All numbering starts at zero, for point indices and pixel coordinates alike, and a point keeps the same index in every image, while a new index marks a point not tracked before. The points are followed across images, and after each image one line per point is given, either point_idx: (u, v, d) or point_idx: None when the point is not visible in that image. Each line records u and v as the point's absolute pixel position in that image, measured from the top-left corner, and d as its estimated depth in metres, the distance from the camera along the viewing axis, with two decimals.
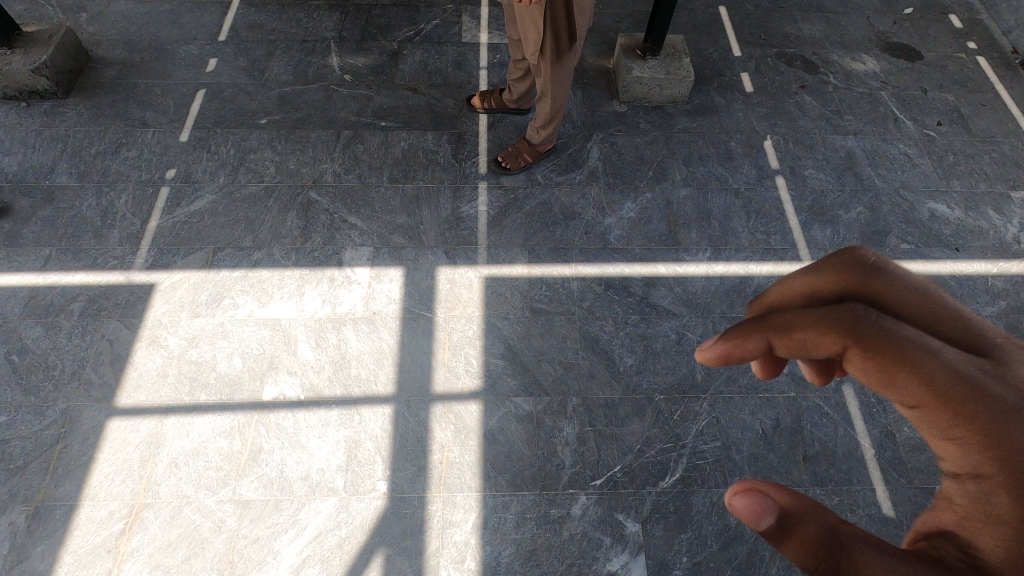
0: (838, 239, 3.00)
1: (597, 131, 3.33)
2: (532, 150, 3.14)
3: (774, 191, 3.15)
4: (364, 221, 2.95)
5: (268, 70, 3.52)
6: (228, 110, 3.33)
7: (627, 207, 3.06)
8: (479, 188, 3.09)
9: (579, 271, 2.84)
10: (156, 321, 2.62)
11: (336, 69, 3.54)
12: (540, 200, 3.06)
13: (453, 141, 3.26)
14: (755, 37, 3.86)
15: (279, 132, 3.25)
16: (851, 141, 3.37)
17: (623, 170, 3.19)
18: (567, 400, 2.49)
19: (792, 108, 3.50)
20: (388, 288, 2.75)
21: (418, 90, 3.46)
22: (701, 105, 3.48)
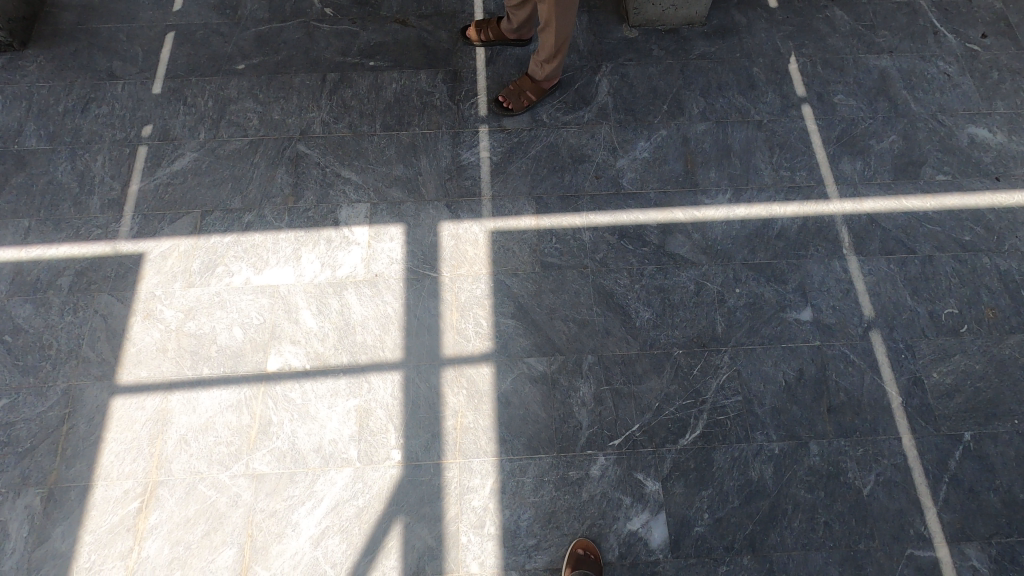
0: (869, 172, 2.79)
1: (606, 61, 3.04)
2: (535, 86, 2.87)
3: (800, 121, 2.90)
4: (359, 174, 2.75)
5: (241, 5, 3.18)
6: (201, 55, 3.04)
7: (640, 146, 2.83)
8: (480, 132, 2.86)
9: (590, 219, 2.66)
10: (150, 293, 2.50)
11: (316, 2, 3.20)
12: (546, 143, 2.83)
13: (449, 80, 2.99)
14: None
15: (259, 78, 2.98)
16: (886, 61, 3.06)
17: (636, 105, 2.92)
18: (582, 358, 2.40)
19: (821, 25, 3.16)
20: (389, 247, 2.60)
21: (407, 22, 3.14)
22: (719, 25, 3.14)
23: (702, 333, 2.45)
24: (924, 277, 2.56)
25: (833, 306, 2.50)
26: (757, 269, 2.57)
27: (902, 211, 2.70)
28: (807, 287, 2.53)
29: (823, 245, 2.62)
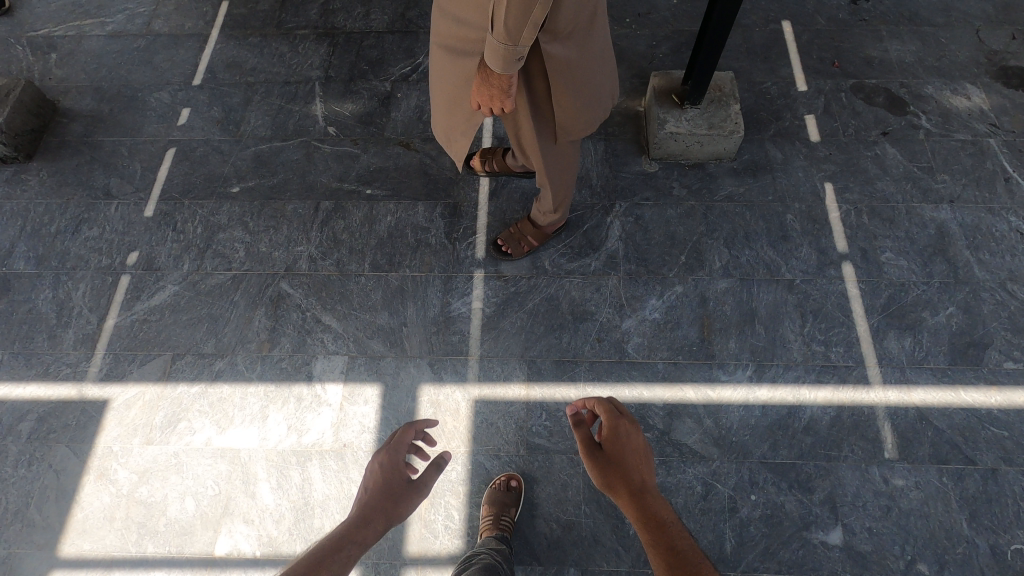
0: (919, 353, 2.40)
1: (620, 200, 2.78)
2: (537, 231, 2.62)
3: (839, 283, 2.54)
4: (340, 321, 2.55)
5: (245, 121, 3.09)
6: (198, 175, 2.94)
7: (651, 305, 2.53)
8: (475, 278, 2.62)
9: (587, 393, 2.37)
10: (106, 449, 2.34)
11: (320, 120, 3.07)
12: (545, 296, 2.57)
13: (448, 214, 2.78)
14: (828, 64, 3.11)
15: (252, 203, 2.85)
16: (945, 213, 2.68)
17: (650, 253, 2.64)
18: (563, 571, 2.08)
19: (869, 165, 2.81)
20: (362, 411, 2.37)
21: (411, 146, 2.97)
22: (751, 161, 2.84)
23: (707, 550, 2.09)
24: (986, 498, 2.12)
25: (868, 529, 2.09)
26: (778, 471, 2.20)
27: (959, 407, 2.28)
28: (838, 500, 2.14)
29: (860, 446, 2.22)
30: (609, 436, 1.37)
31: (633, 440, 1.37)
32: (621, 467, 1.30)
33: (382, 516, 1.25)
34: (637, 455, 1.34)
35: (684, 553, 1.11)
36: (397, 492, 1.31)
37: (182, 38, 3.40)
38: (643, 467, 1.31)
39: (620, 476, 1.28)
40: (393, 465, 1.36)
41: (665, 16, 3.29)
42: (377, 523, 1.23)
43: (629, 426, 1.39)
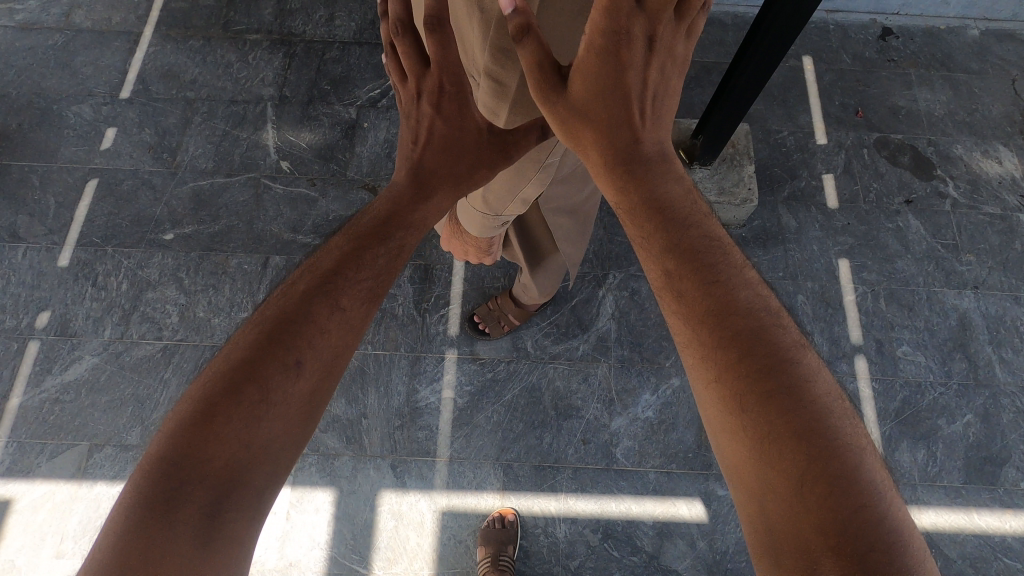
0: (931, 468, 2.19)
1: (614, 269, 2.46)
2: (519, 309, 2.28)
3: (850, 381, 2.30)
4: None
5: (182, 149, 2.63)
6: (124, 215, 2.50)
7: (643, 401, 2.26)
8: (447, 359, 2.31)
9: (569, 506, 2.12)
10: (8, 562, 2.00)
11: (271, 151, 2.63)
12: (526, 385, 2.27)
13: (418, 278, 2.42)
14: (851, 112, 2.77)
15: (188, 255, 2.44)
16: (968, 300, 2.43)
17: (644, 337, 2.35)
18: None
19: (889, 239, 2.53)
20: (313, 522, 2.07)
21: (378, 190, 2.57)
22: (761, 228, 2.53)
23: None
24: None
25: None
26: None
27: (971, 534, 2.10)
28: None
29: None
30: (583, 76, 0.86)
31: (641, 74, 0.88)
32: (612, 120, 0.90)
33: (445, 191, 1.08)
34: (636, 95, 0.89)
35: (700, 239, 0.89)
36: (473, 149, 1.08)
37: (109, 36, 2.86)
38: (638, 116, 0.91)
39: (602, 128, 0.90)
40: (420, 139, 1.07)
41: None
42: (438, 200, 1.07)
43: (641, 49, 0.87)
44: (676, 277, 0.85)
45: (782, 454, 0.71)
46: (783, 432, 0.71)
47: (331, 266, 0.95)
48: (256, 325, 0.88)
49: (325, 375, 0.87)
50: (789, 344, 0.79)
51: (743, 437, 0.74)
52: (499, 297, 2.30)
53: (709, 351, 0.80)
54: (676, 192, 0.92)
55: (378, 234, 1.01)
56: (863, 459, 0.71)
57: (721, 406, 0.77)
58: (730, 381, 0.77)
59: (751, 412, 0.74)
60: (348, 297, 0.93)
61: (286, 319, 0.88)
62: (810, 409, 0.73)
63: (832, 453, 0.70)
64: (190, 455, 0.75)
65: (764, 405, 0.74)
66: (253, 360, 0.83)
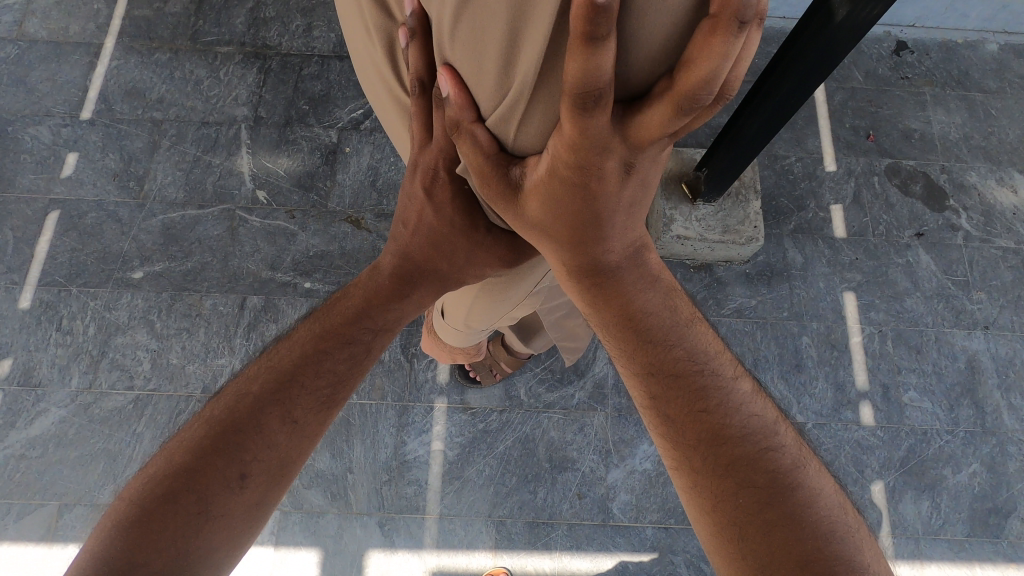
0: (936, 520, 2.13)
1: None
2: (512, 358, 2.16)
3: (855, 429, 2.22)
4: None
5: (150, 177, 2.45)
6: (89, 252, 2.34)
7: (641, 452, 2.17)
8: (436, 408, 2.19)
9: (564, 565, 2.04)
10: None
11: (247, 179, 2.46)
12: (519, 436, 2.17)
13: (406, 321, 2.29)
14: (861, 135, 2.64)
15: (159, 295, 2.29)
16: (978, 341, 2.34)
17: None
18: None
19: (898, 276, 2.42)
20: None
21: (361, 223, 2.41)
22: (766, 264, 2.41)
23: None
24: None
25: None
26: None
27: None
28: None
29: None
30: (539, 197, 0.72)
31: (613, 199, 0.71)
32: (578, 239, 0.79)
33: (427, 283, 1.05)
34: (608, 214, 0.74)
35: (685, 359, 0.96)
36: (461, 248, 0.98)
37: (66, 48, 2.64)
38: (607, 230, 0.78)
39: (567, 243, 0.80)
40: (401, 241, 1.03)
41: None
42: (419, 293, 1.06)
43: (616, 183, 0.67)
44: (674, 405, 0.94)
45: (782, 572, 0.83)
46: (781, 549, 0.84)
47: (289, 369, 1.01)
48: (213, 418, 0.97)
49: (271, 485, 0.94)
50: (788, 467, 0.90)
51: (741, 552, 0.86)
52: (490, 344, 2.13)
53: (708, 474, 0.91)
54: (653, 304, 0.96)
55: (344, 336, 1.04)
56: (862, 568, 0.83)
57: (721, 525, 0.89)
58: (728, 506, 0.88)
59: (750, 536, 0.86)
60: (302, 408, 0.98)
61: (237, 428, 0.95)
62: (803, 530, 0.85)
63: (829, 566, 0.83)
64: (137, 557, 0.84)
65: (760, 528, 0.86)
66: (194, 475, 0.91)
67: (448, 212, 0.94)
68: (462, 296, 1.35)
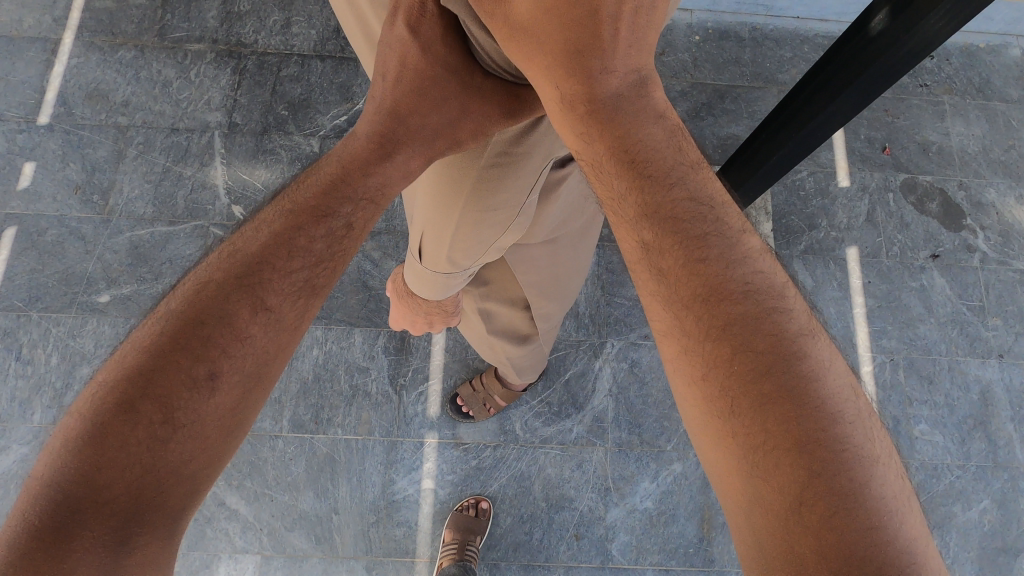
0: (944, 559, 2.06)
1: (612, 336, 2.21)
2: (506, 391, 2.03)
3: None
4: (251, 504, 1.99)
5: (115, 190, 2.26)
6: (50, 273, 2.16)
7: (642, 490, 2.07)
8: (427, 444, 2.07)
9: None
10: None
11: (221, 193, 2.28)
12: (514, 473, 2.07)
13: (394, 349, 2.15)
14: (877, 148, 2.49)
15: (127, 322, 2.13)
16: (992, 370, 2.25)
17: (644, 416, 2.14)
18: None
19: (912, 300, 2.31)
20: None
21: None
22: None
23: None
24: None
25: None
26: None
27: None
28: None
29: None
30: None
31: None
32: (575, 52, 0.68)
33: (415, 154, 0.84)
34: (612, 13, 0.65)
35: (687, 203, 0.67)
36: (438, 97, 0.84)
37: (20, 43, 2.42)
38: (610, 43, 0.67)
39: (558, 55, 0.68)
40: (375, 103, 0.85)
41: (684, 60, 2.53)
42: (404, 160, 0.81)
43: None
44: (659, 255, 0.66)
45: (784, 497, 0.57)
46: (791, 463, 0.57)
47: (258, 248, 0.70)
48: (162, 316, 0.65)
49: (245, 394, 0.65)
50: (796, 333, 0.61)
51: (736, 466, 0.60)
52: (483, 378, 2.04)
53: (699, 346, 0.63)
54: (656, 139, 0.70)
55: (320, 207, 0.74)
56: (872, 484, 0.56)
57: (707, 419, 0.63)
58: (720, 378, 0.61)
59: (747, 442, 0.59)
60: (287, 295, 0.69)
61: (195, 321, 0.64)
62: (825, 443, 0.57)
63: (855, 500, 0.55)
64: (82, 502, 0.56)
65: (760, 433, 0.58)
66: (150, 378, 0.61)
67: (439, 50, 0.83)
68: (443, 227, 1.13)
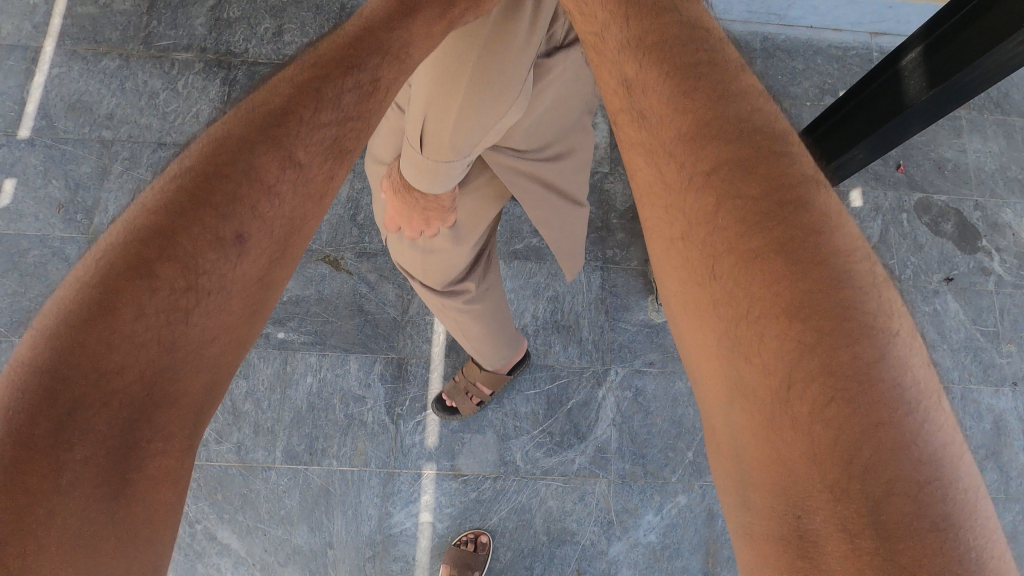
0: None
1: (616, 363, 2.14)
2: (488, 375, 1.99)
3: None
4: (243, 538, 1.94)
5: (100, 208, 2.17)
6: (31, 296, 2.08)
7: (646, 523, 2.01)
8: (425, 475, 2.01)
9: None
10: None
11: None
12: (514, 505, 2.01)
13: (391, 376, 2.08)
14: (890, 165, 2.41)
15: None
16: (1006, 399, 2.19)
17: (649, 447, 2.07)
18: None
19: (924, 326, 2.24)
20: None
21: (340, 263, 2.17)
22: None
23: None
24: None
25: None
26: None
27: None
28: None
29: None
30: None
31: None
32: None
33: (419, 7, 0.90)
34: None
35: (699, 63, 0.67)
36: None
37: None
38: None
39: None
40: None
41: None
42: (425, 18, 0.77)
43: None
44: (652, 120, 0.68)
45: (772, 379, 0.57)
46: (777, 327, 0.57)
47: (280, 102, 0.66)
48: (182, 172, 0.62)
49: (275, 263, 0.64)
50: (798, 188, 0.60)
51: (715, 329, 0.61)
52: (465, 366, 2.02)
53: (676, 201, 0.65)
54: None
55: (343, 62, 0.69)
56: (897, 360, 0.55)
57: (688, 288, 0.64)
58: (725, 240, 0.61)
59: (724, 306, 0.60)
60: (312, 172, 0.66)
61: (220, 173, 0.61)
62: (808, 294, 0.56)
63: (846, 352, 0.54)
64: (84, 399, 0.53)
65: (740, 292, 0.59)
66: (170, 237, 0.58)
67: None
68: (448, 109, 1.12)
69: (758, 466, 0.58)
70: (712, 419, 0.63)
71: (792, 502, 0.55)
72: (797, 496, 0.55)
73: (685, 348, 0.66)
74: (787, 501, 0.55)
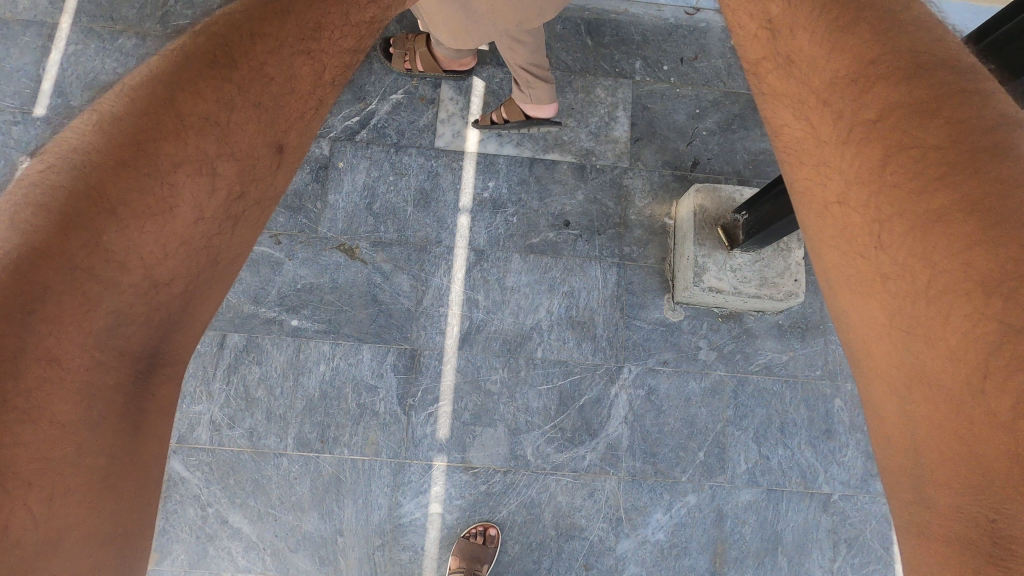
0: None
1: (630, 360, 2.13)
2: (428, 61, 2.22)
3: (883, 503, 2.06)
4: (254, 522, 1.95)
5: None
6: None
7: (654, 521, 2.02)
8: (435, 466, 2.01)
9: None
10: None
11: None
12: (523, 499, 2.01)
13: (404, 366, 2.08)
14: None
15: None
16: None
17: (660, 446, 2.07)
18: None
19: None
20: None
21: (355, 252, 2.15)
22: (802, 315, 2.19)
23: None
24: None
25: None
26: None
27: None
28: None
29: None
30: None
31: None
32: None
33: None
34: None
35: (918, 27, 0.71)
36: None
37: (14, 27, 2.28)
38: None
39: None
40: None
41: (717, 67, 2.39)
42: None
43: None
44: (799, 67, 0.76)
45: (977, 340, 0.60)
46: (989, 289, 0.59)
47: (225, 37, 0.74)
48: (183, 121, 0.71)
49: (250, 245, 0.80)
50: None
51: (911, 301, 0.64)
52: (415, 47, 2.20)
53: (873, 167, 0.68)
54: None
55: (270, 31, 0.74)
56: None
57: (859, 279, 0.69)
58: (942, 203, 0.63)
59: (900, 284, 0.66)
60: (230, 130, 0.73)
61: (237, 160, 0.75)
62: (1006, 258, 0.59)
63: None
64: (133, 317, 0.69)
65: (921, 268, 0.64)
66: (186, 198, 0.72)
67: None
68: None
69: (923, 426, 0.64)
70: (890, 413, 0.68)
71: (982, 488, 0.59)
72: (986, 482, 0.59)
73: (856, 333, 0.71)
74: (977, 488, 0.60)
